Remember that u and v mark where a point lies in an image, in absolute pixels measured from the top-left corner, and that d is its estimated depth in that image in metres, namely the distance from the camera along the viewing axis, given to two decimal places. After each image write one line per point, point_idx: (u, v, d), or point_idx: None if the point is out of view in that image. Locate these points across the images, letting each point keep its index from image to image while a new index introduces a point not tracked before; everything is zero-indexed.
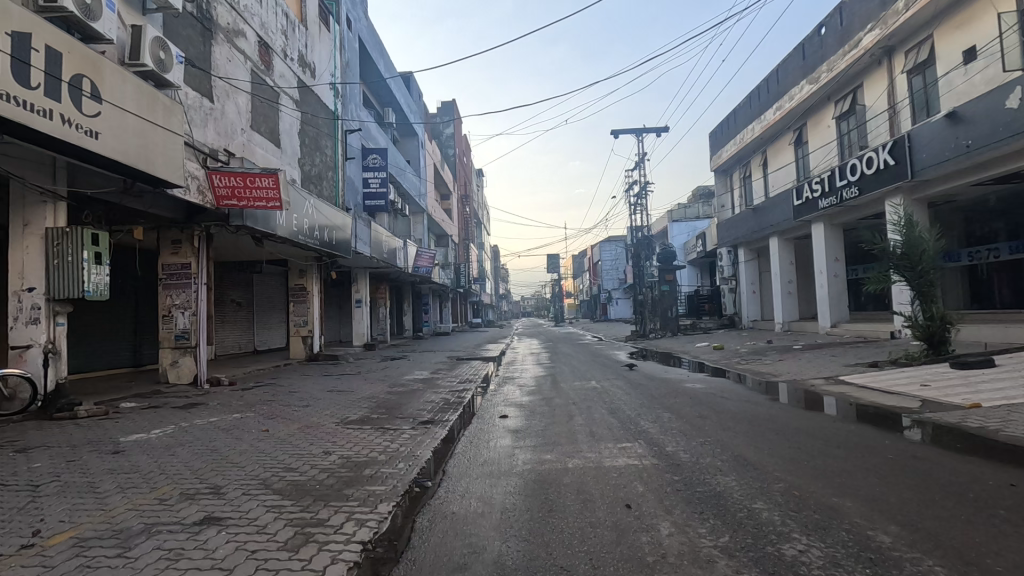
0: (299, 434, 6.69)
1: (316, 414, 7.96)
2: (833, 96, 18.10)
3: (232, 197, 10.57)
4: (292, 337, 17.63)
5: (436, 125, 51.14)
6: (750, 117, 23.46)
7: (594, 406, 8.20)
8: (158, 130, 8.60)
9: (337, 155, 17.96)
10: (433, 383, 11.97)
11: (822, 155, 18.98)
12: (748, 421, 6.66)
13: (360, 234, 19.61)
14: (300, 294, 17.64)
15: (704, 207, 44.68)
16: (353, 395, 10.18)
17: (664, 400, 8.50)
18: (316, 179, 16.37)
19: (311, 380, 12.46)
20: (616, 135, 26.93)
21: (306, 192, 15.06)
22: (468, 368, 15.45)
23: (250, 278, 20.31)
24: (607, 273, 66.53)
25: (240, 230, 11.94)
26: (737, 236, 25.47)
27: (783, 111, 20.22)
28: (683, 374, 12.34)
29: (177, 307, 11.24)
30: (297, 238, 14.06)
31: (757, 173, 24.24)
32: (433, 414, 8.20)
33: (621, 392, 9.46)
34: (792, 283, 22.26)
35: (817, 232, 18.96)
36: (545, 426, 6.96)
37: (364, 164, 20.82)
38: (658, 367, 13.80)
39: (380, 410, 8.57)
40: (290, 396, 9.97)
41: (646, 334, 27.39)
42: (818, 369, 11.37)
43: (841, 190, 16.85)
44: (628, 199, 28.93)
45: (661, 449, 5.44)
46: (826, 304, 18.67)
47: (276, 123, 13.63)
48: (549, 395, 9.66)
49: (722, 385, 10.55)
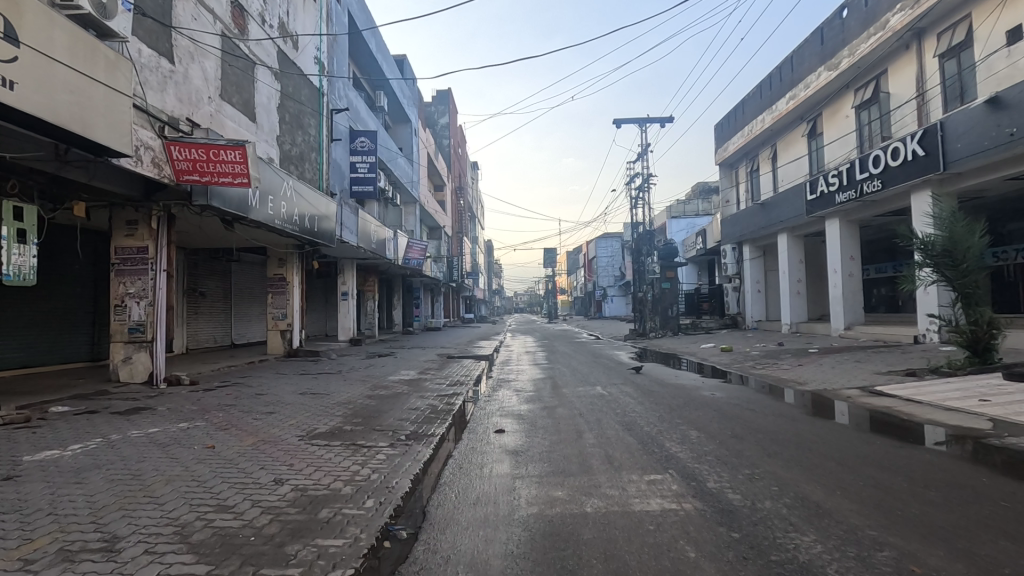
0: (250, 453, 5.48)
1: (279, 426, 6.73)
2: (853, 83, 16.99)
3: (193, 171, 9.31)
4: (270, 331, 16.36)
5: (430, 115, 49.75)
6: (760, 107, 22.36)
7: (603, 419, 7.03)
8: (99, 88, 7.33)
9: (322, 136, 16.68)
10: (420, 386, 10.77)
11: (839, 146, 17.89)
12: (797, 445, 5.51)
13: (346, 221, 18.34)
14: (279, 285, 16.37)
15: (703, 204, 43.70)
16: (327, 399, 8.96)
17: (685, 413, 7.34)
18: (297, 160, 15.04)
19: (283, 380, 11.19)
20: (619, 125, 25.75)
21: (285, 173, 13.75)
22: (459, 368, 14.25)
23: (226, 266, 18.98)
24: (602, 270, 65.51)
25: (206, 211, 10.67)
26: (743, 233, 24.40)
27: (797, 100, 19.13)
28: (695, 380, 11.20)
29: (131, 296, 9.98)
30: (274, 223, 12.79)
31: (765, 166, 23.17)
32: (416, 426, 7.02)
33: (633, 402, 8.31)
34: (801, 282, 21.21)
35: (832, 229, 17.91)
36: (550, 446, 5.78)
37: (352, 147, 19.51)
38: (665, 371, 12.67)
39: (356, 419, 7.37)
40: (255, 399, 8.74)
41: (645, 332, 26.27)
42: (847, 376, 10.27)
43: (862, 183, 15.77)
44: (629, 193, 27.77)
45: (702, 487, 4.26)
46: (840, 305, 17.60)
47: (251, 94, 12.33)
48: (551, 403, 8.49)
49: (742, 394, 9.41)
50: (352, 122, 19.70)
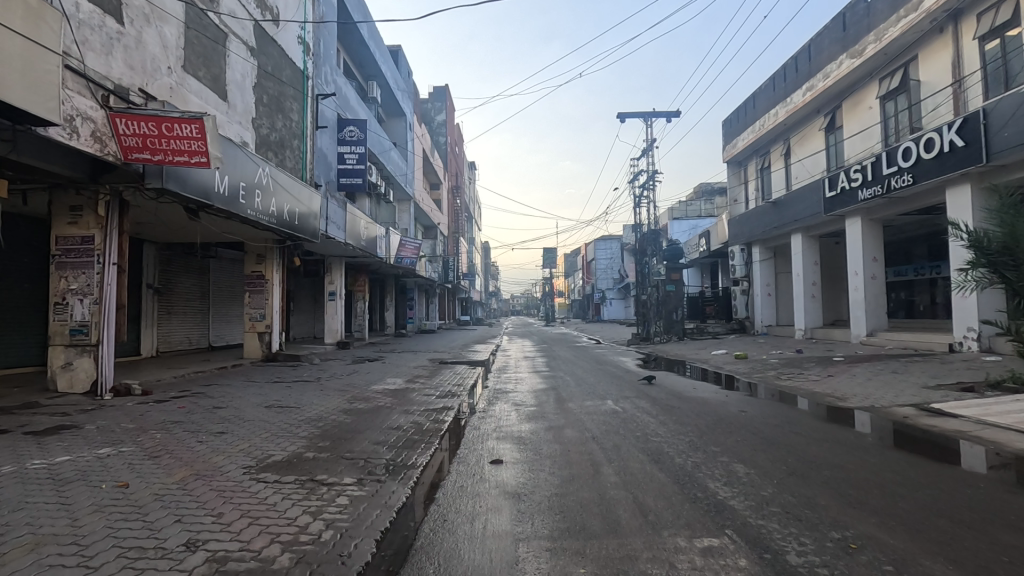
0: (170, 496, 4.18)
1: (225, 454, 5.46)
2: (877, 72, 15.85)
3: (144, 148, 8.01)
4: (247, 333, 15.08)
5: (426, 112, 48.46)
6: (773, 101, 21.23)
7: (623, 447, 5.77)
8: (14, 40, 6.05)
9: (307, 122, 15.42)
10: (405, 397, 9.47)
11: (860, 140, 16.75)
12: (881, 489, 4.27)
13: (332, 215, 17.06)
14: (257, 284, 15.09)
15: (706, 205, 42.52)
16: (295, 415, 7.68)
17: (719, 437, 6.09)
18: (278, 146, 13.76)
19: (251, 389, 9.89)
20: (623, 120, 24.54)
21: (261, 159, 12.45)
22: (451, 375, 12.99)
23: (203, 263, 17.65)
24: (601, 272, 64.17)
25: (164, 196, 9.37)
26: (753, 233, 23.22)
27: (815, 91, 18.02)
28: (715, 392, 9.97)
29: (74, 293, 8.68)
30: (247, 214, 11.49)
31: (777, 163, 22.02)
32: (394, 454, 5.74)
33: (652, 421, 7.04)
34: (817, 285, 20.03)
35: (853, 228, 16.74)
36: (561, 487, 4.50)
37: (340, 136, 18.26)
38: (679, 381, 11.42)
39: (322, 443, 6.09)
40: (210, 414, 7.45)
41: (649, 337, 25.03)
42: (891, 389, 9.02)
43: (890, 178, 14.60)
44: (632, 191, 26.56)
45: (782, 564, 3.01)
46: (862, 309, 16.40)
47: (222, 70, 11.05)
48: (557, 422, 7.21)
49: (776, 410, 8.15)
50: (340, 110, 18.43)
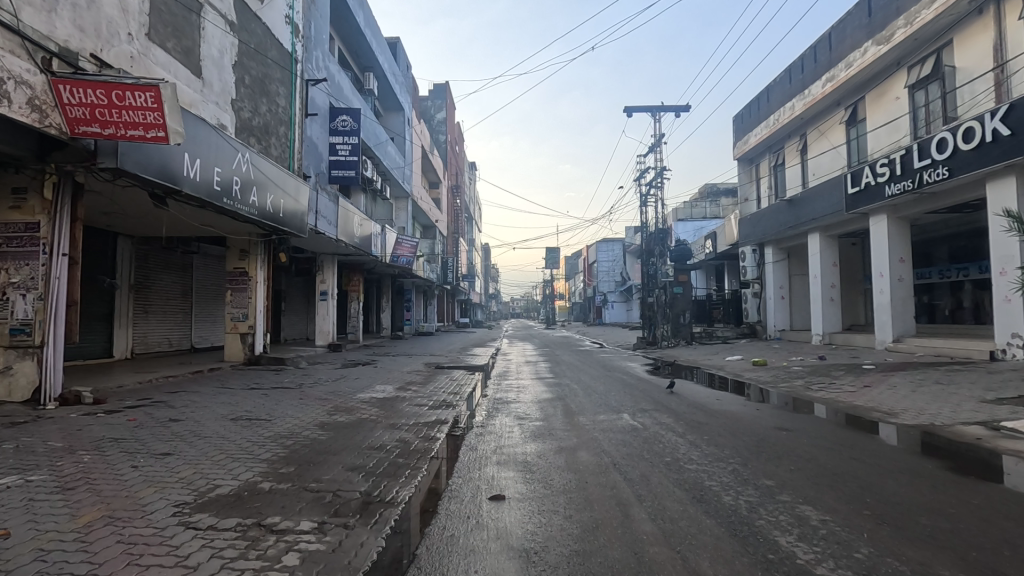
0: (56, 555, 3.10)
1: (160, 486, 4.39)
2: (905, 60, 14.83)
3: (93, 121, 6.96)
4: (228, 334, 13.97)
5: (426, 110, 47.51)
6: (789, 94, 20.20)
7: (654, 479, 4.66)
8: None
9: (294, 109, 14.37)
10: (393, 409, 8.37)
11: (885, 133, 15.71)
12: (1009, 548, 3.21)
13: (321, 209, 15.99)
14: (240, 281, 14.02)
15: (711, 207, 41.51)
16: (262, 430, 6.60)
17: (767, 465, 5.03)
18: (262, 132, 12.72)
19: (220, 397, 8.79)
20: (630, 114, 23.50)
21: (241, 143, 11.37)
22: (447, 381, 11.89)
23: (185, 259, 16.58)
24: (603, 275, 63.07)
25: (122, 178, 8.31)
26: (767, 233, 22.14)
27: (836, 82, 16.99)
28: (743, 404, 8.87)
29: (15, 287, 7.59)
30: (224, 203, 10.42)
31: (792, 159, 20.98)
32: (370, 485, 4.66)
33: (680, 442, 5.95)
34: (835, 288, 18.95)
35: (878, 227, 15.70)
36: (581, 541, 3.42)
37: (332, 126, 17.19)
38: (698, 391, 10.32)
39: (286, 469, 5.01)
40: (161, 429, 6.36)
41: (655, 341, 23.95)
42: (945, 403, 7.93)
43: (922, 172, 13.55)
44: (638, 188, 25.49)
45: None
46: (887, 314, 15.33)
47: (195, 43, 9.99)
48: (568, 442, 6.12)
49: (821, 428, 7.05)
50: (332, 98, 17.37)
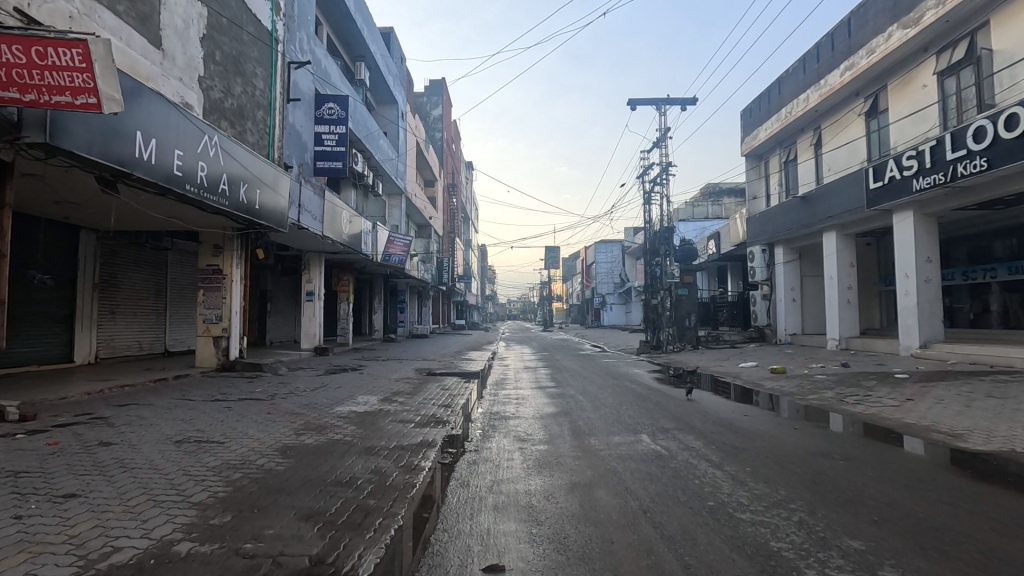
0: None
1: (37, 552, 3.22)
2: (934, 45, 13.80)
3: (9, 84, 5.68)
4: (199, 337, 12.79)
5: (423, 106, 46.44)
6: (802, 85, 19.15)
7: (702, 536, 3.52)
8: None
9: (275, 93, 13.21)
10: (374, 426, 7.21)
11: (910, 125, 14.68)
12: None
13: (304, 202, 14.82)
14: (213, 280, 12.83)
15: (714, 207, 40.54)
16: (210, 457, 5.45)
17: (842, 513, 3.92)
18: (237, 115, 11.56)
19: (175, 410, 7.63)
20: (634, 107, 22.42)
21: (209, 125, 10.20)
22: (438, 390, 10.74)
23: (158, 256, 15.38)
24: (601, 277, 61.99)
25: (58, 157, 7.14)
26: (778, 232, 21.09)
27: (856, 70, 15.94)
28: (775, 421, 7.76)
29: None
30: (187, 191, 9.25)
31: (805, 154, 19.93)
32: (327, 544, 3.51)
33: (721, 477, 4.82)
34: (853, 290, 17.88)
35: (903, 224, 14.65)
36: None
37: (317, 114, 16.04)
38: (719, 404, 9.21)
39: (221, 519, 3.86)
40: (82, 457, 5.19)
41: (660, 345, 22.85)
42: (1014, 424, 6.83)
43: (955, 165, 12.48)
44: (642, 185, 24.40)
45: None
46: (913, 318, 14.28)
47: (153, 9, 8.83)
48: (581, 475, 4.99)
49: (880, 454, 5.91)
50: (317, 84, 16.20)
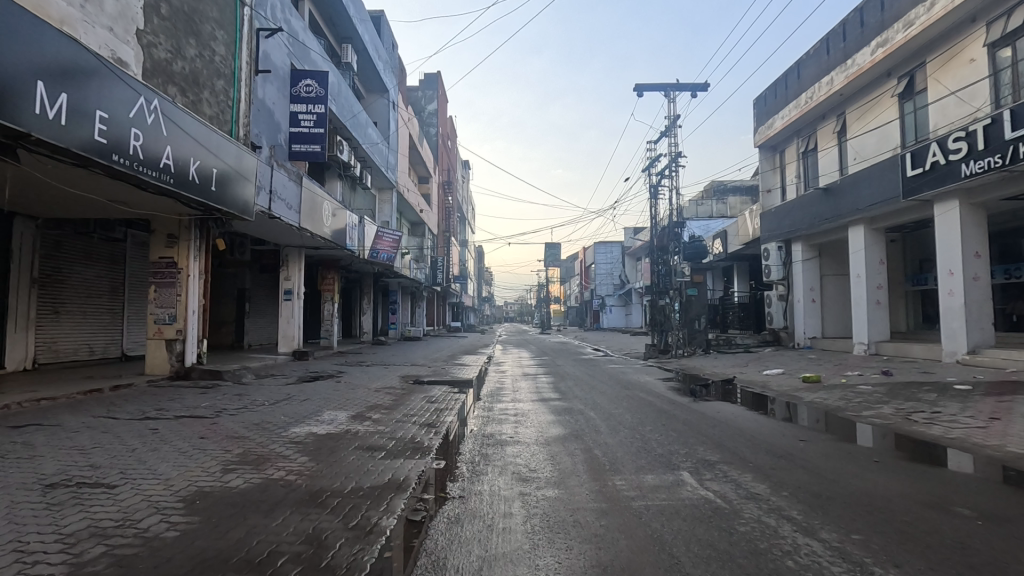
0: None
1: None
2: (984, 13, 12.27)
3: None
4: (150, 341, 11.10)
5: (417, 101, 44.74)
6: (826, 66, 17.61)
7: None
8: None
9: (239, 62, 11.57)
10: (332, 458, 5.57)
11: (955, 104, 13.14)
12: None
13: (276, 187, 13.18)
14: (167, 275, 11.18)
15: (719, 205, 38.98)
16: (77, 514, 3.81)
17: None
18: (190, 81, 9.93)
19: (80, 435, 5.99)
20: (641, 93, 20.90)
21: (150, 87, 8.54)
22: (422, 405, 9.09)
23: (112, 249, 13.72)
24: (600, 279, 60.27)
25: None
26: (797, 228, 19.56)
27: (890, 46, 14.42)
28: (841, 449, 6.16)
29: None
30: (114, 161, 7.60)
31: (827, 143, 18.39)
32: None
33: (824, 556, 3.19)
34: (882, 289, 16.30)
35: (948, 214, 13.10)
36: None
37: (293, 92, 14.41)
38: (763, 424, 7.59)
39: None
40: None
41: (668, 348, 21.26)
42: None
43: (1015, 145, 10.93)
44: (649, 178, 22.85)
45: None
46: (960, 320, 12.71)
47: None
48: (613, 549, 3.35)
49: (1014, 503, 4.31)
50: (294, 59, 14.57)
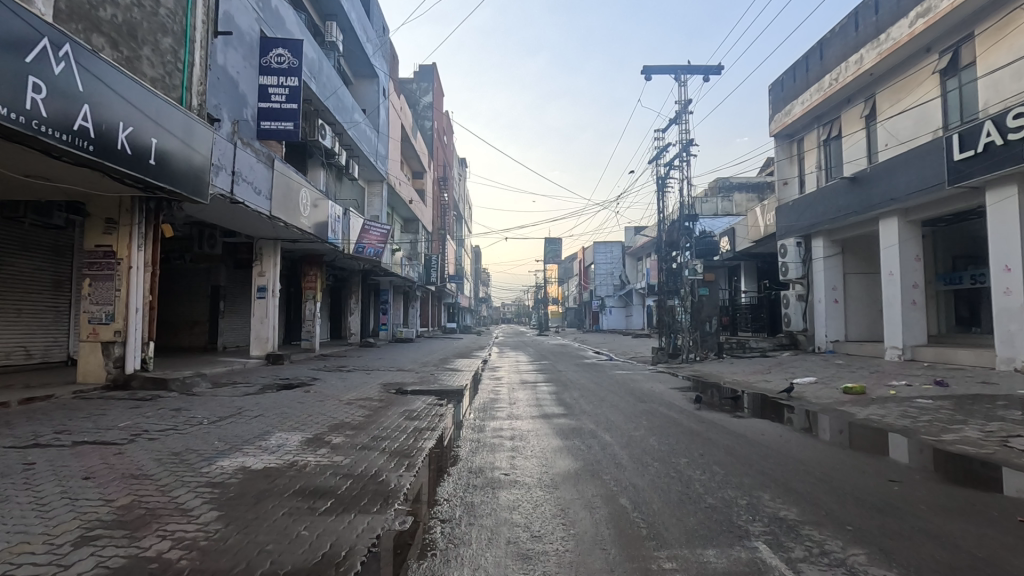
0: None
1: None
2: None
3: None
4: (83, 343, 9.46)
5: (411, 93, 43.13)
6: (853, 43, 16.09)
7: None
8: None
9: (193, 20, 9.95)
10: (255, 513, 3.93)
11: (1010, 78, 11.61)
12: None
13: (240, 168, 11.56)
14: (104, 266, 9.55)
15: (724, 202, 37.46)
16: None
17: None
18: (122, 33, 8.30)
19: None
20: (650, 76, 19.34)
21: (60, 29, 6.88)
22: (398, 423, 7.45)
23: (55, 238, 12.11)
24: (600, 279, 58.60)
25: None
26: (818, 222, 18.03)
27: (932, 16, 12.91)
28: (949, 492, 4.58)
29: None
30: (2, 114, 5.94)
31: (853, 128, 16.86)
32: None
33: None
34: (918, 289, 14.73)
35: (1005, 201, 11.53)
36: None
37: (264, 63, 12.81)
38: (822, 452, 6.00)
39: None
40: None
41: (677, 352, 19.73)
42: None
43: None
44: (657, 168, 21.27)
45: None
46: (1019, 321, 11.15)
47: None
48: None
49: None
50: (263, 26, 12.97)
